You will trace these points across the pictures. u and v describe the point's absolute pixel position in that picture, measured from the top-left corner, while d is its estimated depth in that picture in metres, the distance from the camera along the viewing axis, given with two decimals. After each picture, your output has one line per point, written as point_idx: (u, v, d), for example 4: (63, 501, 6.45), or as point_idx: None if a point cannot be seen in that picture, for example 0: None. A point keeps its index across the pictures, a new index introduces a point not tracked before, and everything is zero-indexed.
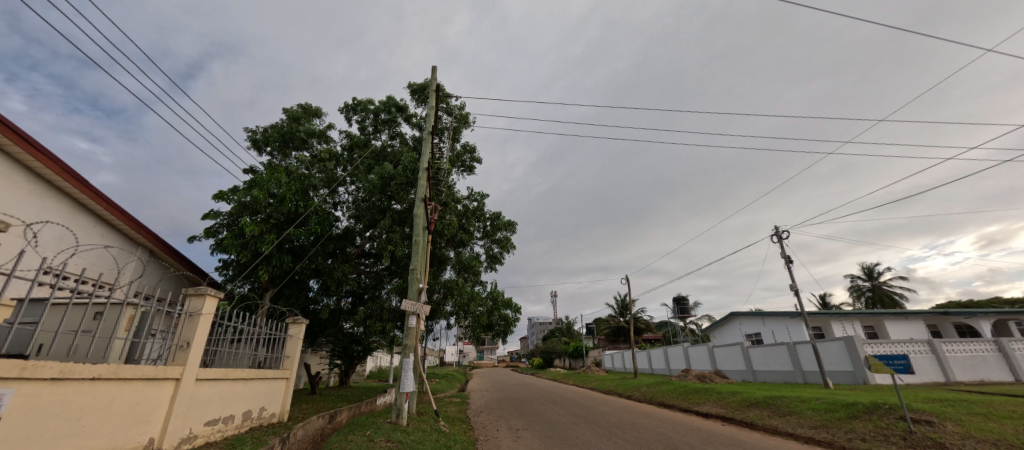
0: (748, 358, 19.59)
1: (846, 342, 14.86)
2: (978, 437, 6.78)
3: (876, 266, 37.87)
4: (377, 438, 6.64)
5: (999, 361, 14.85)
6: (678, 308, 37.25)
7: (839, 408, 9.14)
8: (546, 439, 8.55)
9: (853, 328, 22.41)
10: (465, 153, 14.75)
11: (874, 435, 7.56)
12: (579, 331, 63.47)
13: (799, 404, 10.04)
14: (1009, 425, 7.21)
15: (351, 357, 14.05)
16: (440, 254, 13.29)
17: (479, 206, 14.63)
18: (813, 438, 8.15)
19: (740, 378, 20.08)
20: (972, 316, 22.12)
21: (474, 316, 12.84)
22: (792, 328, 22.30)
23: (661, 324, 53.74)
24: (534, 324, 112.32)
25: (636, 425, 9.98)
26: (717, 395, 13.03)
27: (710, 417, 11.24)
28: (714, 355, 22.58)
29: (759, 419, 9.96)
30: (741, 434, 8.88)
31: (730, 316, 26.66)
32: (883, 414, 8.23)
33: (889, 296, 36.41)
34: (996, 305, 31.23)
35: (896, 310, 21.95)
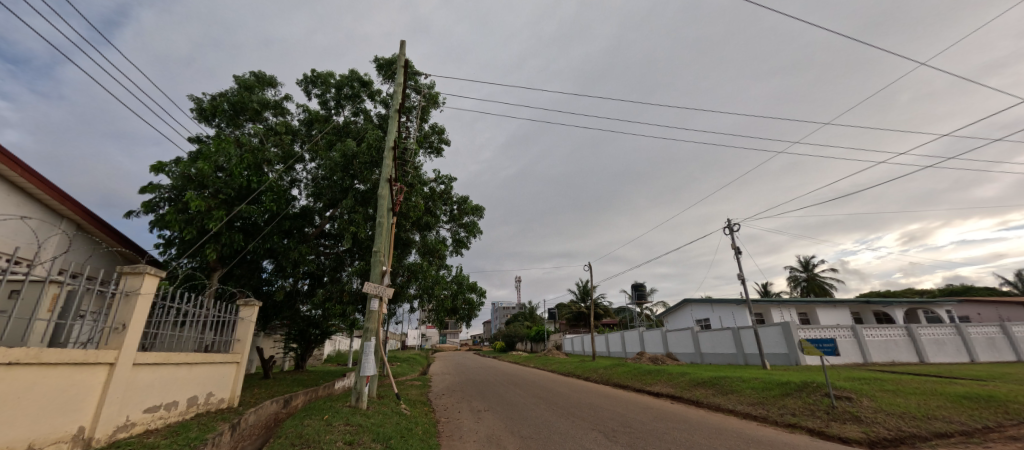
0: (696, 342, 20.91)
1: (783, 327, 16.10)
2: (888, 410, 7.61)
3: (812, 258, 41.18)
4: (335, 422, 6.47)
5: (909, 345, 16.64)
6: (637, 293, 38.79)
7: (774, 386, 9.90)
8: (507, 419, 8.69)
9: (790, 314, 24.35)
10: (433, 133, 14.40)
11: (803, 410, 8.28)
12: (541, 316, 65.03)
13: (740, 383, 10.79)
14: (913, 399, 8.14)
15: (308, 341, 13.57)
16: (404, 237, 12.98)
17: (446, 189, 14.43)
18: (750, 414, 8.86)
19: (689, 360, 21.36)
20: (888, 305, 24.73)
21: (438, 299, 12.74)
22: (737, 314, 23.93)
23: (620, 310, 56.06)
24: (496, 308, 114.57)
25: (593, 404, 10.37)
26: (667, 376, 13.75)
27: (661, 397, 11.88)
28: (666, 339, 23.88)
29: (703, 397, 10.65)
30: (688, 411, 9.49)
31: (682, 303, 28.16)
32: (811, 391, 9.01)
33: (821, 286, 39.68)
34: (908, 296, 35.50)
35: (828, 298, 23.93)
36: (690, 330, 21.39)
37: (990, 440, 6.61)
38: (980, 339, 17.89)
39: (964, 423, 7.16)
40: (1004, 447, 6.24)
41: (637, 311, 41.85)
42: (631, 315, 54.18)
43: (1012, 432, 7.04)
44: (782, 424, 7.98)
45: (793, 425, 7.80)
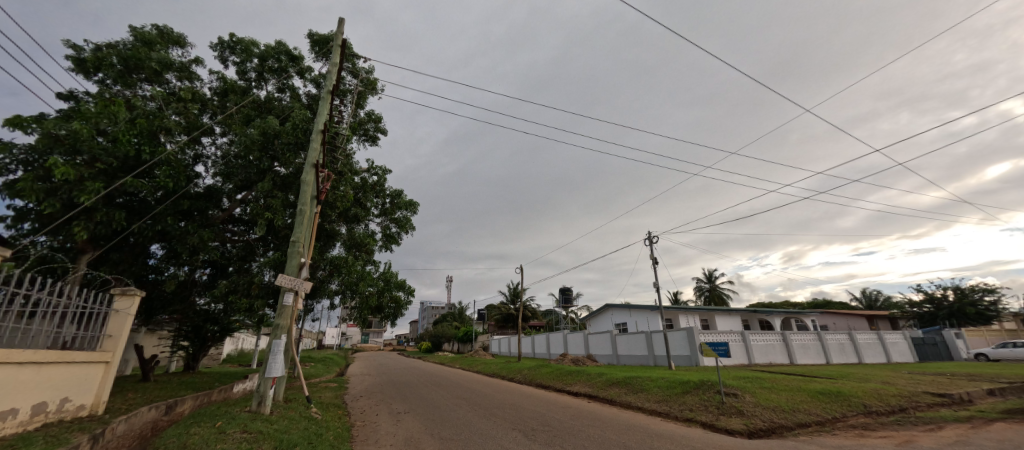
0: (613, 344, 22.21)
1: (687, 332, 17.75)
2: (766, 404, 8.72)
3: (715, 271, 46.07)
4: (230, 429, 5.75)
5: (784, 349, 19.31)
6: (564, 297, 40.26)
7: (677, 385, 10.83)
8: (427, 421, 8.44)
9: (694, 320, 26.97)
10: (369, 121, 13.62)
11: (699, 406, 9.15)
12: (470, 316, 64.74)
13: (649, 382, 11.66)
14: (784, 395, 9.43)
15: (203, 338, 12.00)
16: (328, 228, 12.08)
17: (379, 181, 13.71)
18: (655, 410, 9.60)
19: (607, 361, 22.63)
20: (770, 314, 28.53)
21: (362, 296, 12.01)
22: (651, 319, 25.90)
23: (547, 312, 57.88)
24: (425, 308, 111.77)
25: (515, 404, 10.48)
26: (586, 376, 14.41)
27: (580, 396, 12.41)
28: (587, 341, 25.04)
29: (617, 396, 11.31)
30: (603, 410, 10.00)
31: (604, 308, 29.81)
32: (706, 389, 9.99)
33: (721, 296, 44.57)
34: (786, 307, 41.33)
35: (726, 306, 26.88)
36: (609, 333, 22.65)
37: (837, 428, 7.86)
38: (835, 344, 21.37)
39: (819, 415, 8.44)
40: (847, 434, 7.46)
41: (562, 314, 43.45)
42: (557, 318, 56.15)
43: (853, 421, 8.46)
44: (681, 418, 8.75)
45: (690, 419, 8.59)
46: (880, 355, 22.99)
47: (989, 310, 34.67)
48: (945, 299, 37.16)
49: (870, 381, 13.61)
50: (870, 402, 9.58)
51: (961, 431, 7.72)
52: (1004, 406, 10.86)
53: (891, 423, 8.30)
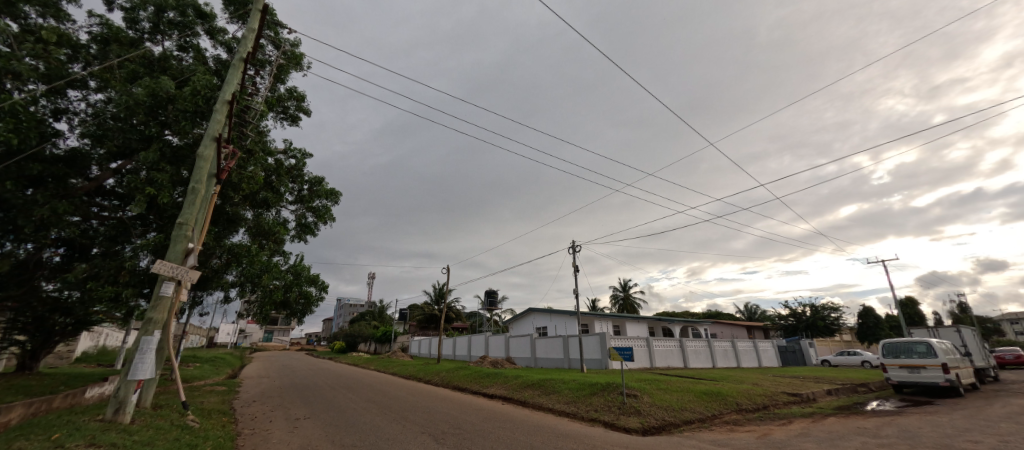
0: (532, 347, 22.82)
1: (600, 337, 18.87)
2: (660, 404, 9.57)
3: (629, 281, 49.73)
4: (71, 444, 4.75)
5: (680, 354, 21.45)
6: (489, 300, 40.40)
7: (586, 387, 11.42)
8: (329, 427, 7.84)
9: (607, 326, 28.78)
10: (289, 99, 12.44)
11: (603, 406, 9.77)
12: (391, 316, 62.09)
13: (561, 384, 12.14)
14: (675, 396, 10.45)
15: (49, 332, 9.92)
16: (230, 211, 10.77)
17: (297, 165, 12.56)
18: (564, 411, 10.04)
19: (525, 363, 23.18)
20: (672, 322, 31.53)
21: (265, 290, 10.84)
22: (568, 324, 27.07)
23: (471, 314, 57.69)
24: (340, 305, 104.71)
25: (427, 407, 10.22)
26: (503, 378, 14.57)
27: (494, 398, 12.53)
28: (507, 344, 25.41)
29: (530, 398, 11.61)
30: (514, 411, 10.19)
31: (526, 312, 30.52)
32: (611, 391, 10.68)
33: (632, 304, 48.23)
34: (685, 316, 46.01)
35: (636, 314, 29.10)
36: (529, 336, 23.23)
37: (715, 424, 8.94)
38: (721, 351, 24.29)
39: (702, 412, 9.52)
40: (721, 429, 8.51)
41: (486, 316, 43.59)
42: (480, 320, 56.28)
43: (728, 417, 9.68)
44: (586, 418, 9.28)
45: (594, 419, 9.14)
46: (754, 360, 26.65)
47: (835, 324, 42.16)
48: (805, 313, 44.33)
49: (744, 382, 15.71)
50: (742, 401, 11.05)
51: (804, 424, 9.25)
52: (837, 403, 13.25)
53: (756, 419, 9.65)
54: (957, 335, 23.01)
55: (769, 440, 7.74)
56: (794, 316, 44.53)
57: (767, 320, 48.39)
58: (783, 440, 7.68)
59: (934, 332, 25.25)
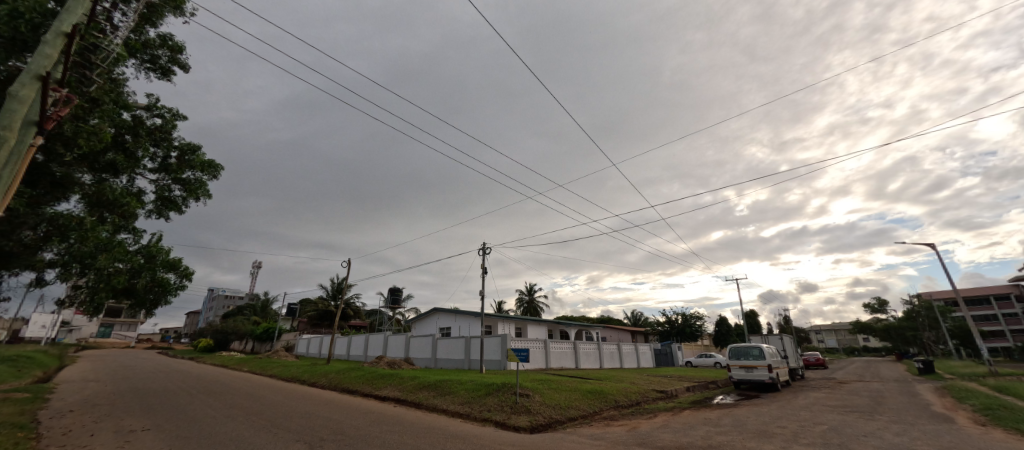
0: (433, 348, 22.12)
1: (502, 339, 19.06)
2: (549, 403, 9.92)
3: (534, 285, 51.55)
4: None
5: (572, 355, 22.74)
6: (392, 297, 38.29)
7: (481, 387, 11.29)
8: (173, 441, 6.44)
9: (509, 327, 29.28)
10: (161, 47, 10.17)
11: (496, 406, 9.73)
12: (276, 311, 55.37)
13: (457, 385, 11.83)
14: (563, 394, 10.98)
15: None
16: (57, 172, 8.40)
17: (164, 127, 10.32)
18: (458, 412, 9.78)
19: (425, 364, 22.37)
20: (569, 325, 33.44)
21: (100, 275, 8.58)
22: (472, 325, 26.82)
23: (371, 312, 54.24)
24: (213, 296, 90.39)
25: (310, 413, 9.06)
26: (399, 379, 13.74)
27: (387, 401, 11.77)
28: (408, 344, 24.28)
29: (425, 399, 11.11)
30: (405, 413, 9.64)
31: (431, 311, 29.63)
32: (505, 390, 10.69)
33: (535, 307, 50.07)
34: (582, 321, 49.27)
35: (537, 317, 30.15)
36: (431, 337, 22.48)
37: (595, 420, 9.56)
38: (608, 352, 26.40)
39: (585, 409, 10.10)
40: (599, 424, 9.12)
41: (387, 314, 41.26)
42: (380, 318, 53.30)
43: (607, 413, 10.43)
44: (478, 418, 9.17)
45: (485, 419, 9.06)
46: (635, 361, 29.52)
47: (699, 331, 48.78)
48: (677, 320, 50.78)
49: (624, 381, 17.22)
50: (620, 398, 12.03)
51: (666, 417, 10.41)
52: (694, 398, 15.26)
53: (630, 413, 10.58)
54: (781, 341, 28.32)
55: (637, 432, 8.50)
56: (669, 322, 50.66)
57: (648, 325, 54.28)
58: (648, 432, 8.50)
59: (767, 338, 30.75)
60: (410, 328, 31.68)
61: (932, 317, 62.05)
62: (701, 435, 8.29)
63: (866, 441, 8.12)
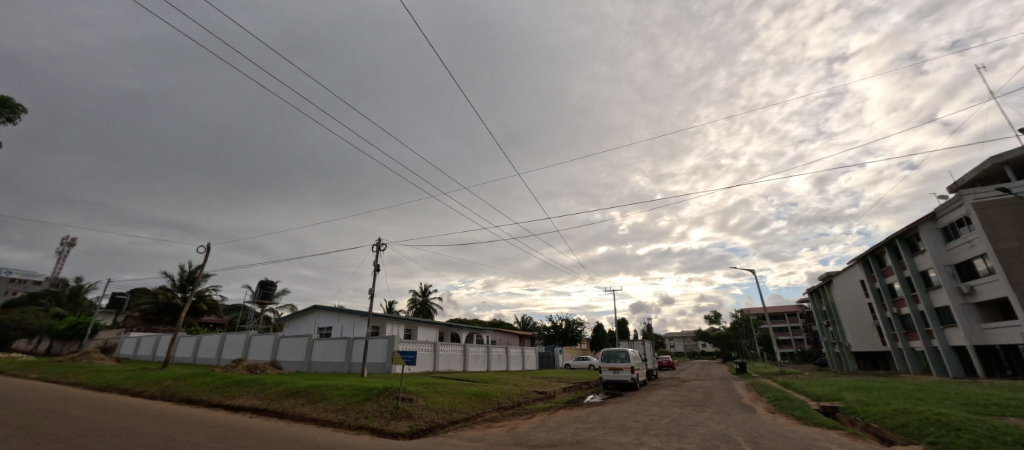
0: (309, 349, 20.12)
1: (388, 341, 18.50)
2: (431, 407, 9.99)
3: (429, 286, 50.60)
4: None
5: (461, 358, 23.25)
6: (262, 292, 33.48)
7: (359, 392, 10.80)
8: None
9: (399, 329, 28.22)
10: None
11: (374, 412, 9.41)
12: (95, 302, 44.48)
13: (332, 391, 11.14)
14: (446, 398, 11.15)
15: None
16: None
17: None
18: (330, 420, 9.23)
19: (296, 368, 20.17)
20: (460, 328, 33.73)
21: None
22: (357, 326, 24.99)
23: (233, 307, 47.05)
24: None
25: (132, 429, 7.71)
26: (259, 386, 12.52)
27: (240, 412, 10.64)
28: (277, 345, 21.77)
29: (290, 408, 10.28)
30: (264, 425, 8.78)
31: (311, 309, 27.19)
32: (385, 395, 10.38)
33: (428, 309, 49.19)
34: (474, 324, 49.96)
35: (429, 319, 29.75)
36: (306, 337, 20.49)
37: (476, 423, 9.95)
38: (495, 355, 27.49)
39: (467, 412, 10.50)
40: (480, 426, 9.49)
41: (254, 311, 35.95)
42: (244, 315, 46.68)
43: (486, 415, 10.98)
44: (353, 426, 8.77)
45: (361, 426, 8.69)
46: (520, 364, 31.09)
47: (579, 335, 54.10)
48: (561, 326, 55.22)
49: (507, 383, 18.15)
50: (502, 400, 12.85)
51: (542, 416, 11.32)
52: (568, 397, 16.79)
53: (509, 415, 11.33)
54: (642, 346, 32.83)
55: (515, 432, 8.93)
56: (553, 327, 54.75)
57: (534, 330, 57.55)
58: (524, 431, 8.99)
59: (632, 343, 35.20)
60: (283, 326, 28.41)
61: (748, 328, 78.51)
62: (570, 431, 9.09)
63: (697, 429, 9.82)
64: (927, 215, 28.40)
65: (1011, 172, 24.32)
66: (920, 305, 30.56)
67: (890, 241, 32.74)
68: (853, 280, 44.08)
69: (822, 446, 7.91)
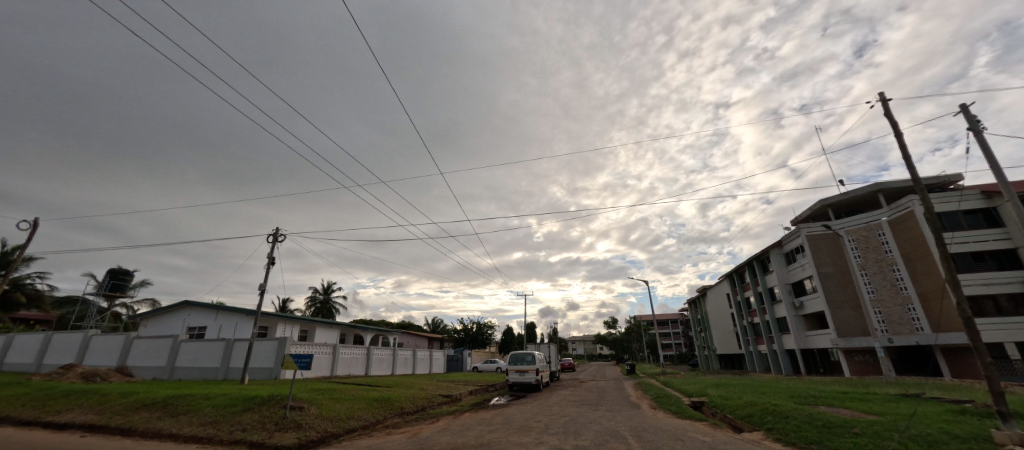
0: (172, 353, 18.05)
1: (278, 343, 17.54)
2: (323, 416, 10.08)
3: (333, 284, 47.59)
4: None
5: (363, 361, 22.89)
6: (111, 283, 27.69)
7: (238, 402, 10.43)
8: None
9: (291, 329, 26.41)
10: None
11: (254, 424, 9.19)
12: None
13: (201, 401, 10.54)
14: (337, 404, 11.24)
15: None
16: None
17: None
18: (196, 436, 8.79)
19: (151, 376, 18.06)
20: (364, 330, 32.63)
21: None
22: (240, 326, 22.67)
23: (70, 300, 38.85)
24: None
25: None
26: (94, 398, 11.41)
27: (68, 430, 9.59)
28: (128, 348, 19.20)
29: (142, 423, 9.55)
30: (101, 445, 8.19)
31: (180, 305, 24.28)
32: (270, 404, 10.23)
33: (330, 309, 46.29)
34: (381, 325, 48.35)
35: (329, 320, 28.34)
36: (171, 339, 18.37)
37: (376, 430, 10.29)
38: (402, 359, 27.36)
39: (366, 420, 10.77)
40: (380, 434, 9.89)
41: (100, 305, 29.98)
42: (85, 309, 38.97)
43: (389, 421, 11.43)
44: (228, 441, 8.50)
45: (238, 441, 8.46)
46: (427, 367, 31.22)
47: (489, 338, 55.57)
48: (472, 328, 56.15)
49: (412, 387, 18.45)
50: (405, 405, 13.29)
51: (446, 420, 12.05)
52: (473, 400, 17.65)
53: (413, 419, 11.93)
54: (548, 349, 35.34)
55: (417, 438, 9.49)
56: (464, 330, 55.50)
57: (445, 332, 57.60)
58: (426, 436, 9.62)
59: (539, 346, 37.50)
60: (137, 326, 25.12)
61: (638, 333, 87.97)
62: (473, 434, 9.97)
63: (590, 426, 11.46)
64: (775, 242, 35.34)
65: (832, 213, 31.62)
66: (766, 316, 37.66)
67: (749, 262, 39.85)
68: (721, 293, 52.17)
69: (687, 435, 10.00)
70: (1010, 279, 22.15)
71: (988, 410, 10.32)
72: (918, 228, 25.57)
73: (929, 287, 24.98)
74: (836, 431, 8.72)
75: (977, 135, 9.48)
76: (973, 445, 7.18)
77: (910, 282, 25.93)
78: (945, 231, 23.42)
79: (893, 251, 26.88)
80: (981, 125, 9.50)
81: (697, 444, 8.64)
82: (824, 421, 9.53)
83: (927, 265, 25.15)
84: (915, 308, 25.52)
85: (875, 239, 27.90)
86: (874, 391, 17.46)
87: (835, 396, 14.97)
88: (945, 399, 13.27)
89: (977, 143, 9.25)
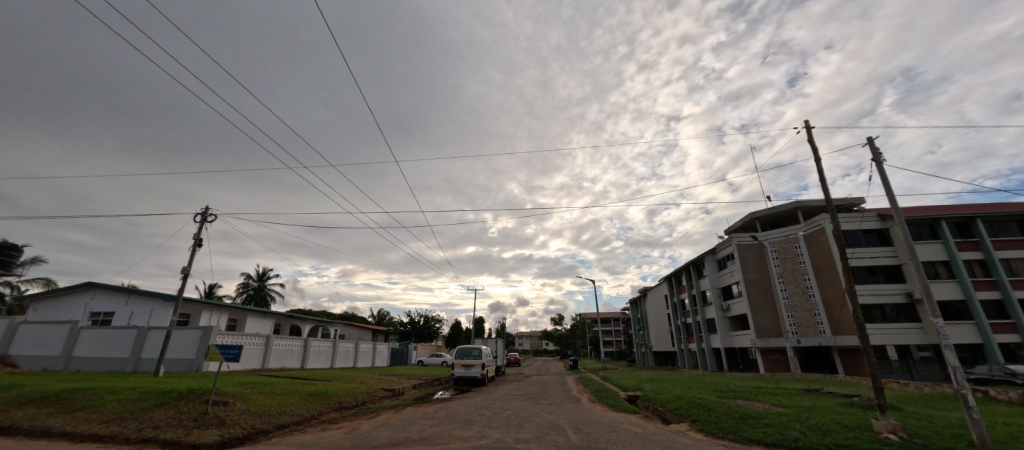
0: (70, 341, 16.07)
1: (202, 333, 16.22)
2: (250, 411, 9.51)
3: (268, 271, 44.46)
4: None
5: (299, 354, 21.77)
6: None
7: (150, 396, 9.55)
8: None
9: (218, 318, 24.47)
10: None
11: (168, 421, 8.48)
12: None
13: (104, 396, 9.53)
14: (267, 399, 10.66)
15: None
16: None
17: None
18: (95, 434, 7.95)
19: (41, 366, 15.94)
20: (302, 321, 30.89)
21: None
22: (156, 313, 20.63)
23: None
24: None
25: None
26: None
27: None
28: (14, 333, 16.83)
29: (28, 421, 8.45)
30: None
31: (82, 286, 21.59)
32: (190, 399, 9.49)
33: (264, 297, 43.29)
34: (321, 316, 46.10)
35: (262, 309, 26.57)
36: (70, 325, 16.35)
37: (309, 425, 9.89)
38: (341, 352, 26.31)
39: (299, 414, 10.33)
40: (314, 429, 9.51)
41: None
42: None
43: (324, 416, 10.99)
44: (134, 441, 7.76)
45: (147, 440, 7.75)
46: (369, 361, 30.24)
47: (435, 331, 54.81)
48: (418, 322, 55.14)
49: (352, 381, 17.83)
50: (344, 399, 12.91)
51: (386, 415, 11.81)
52: (416, 394, 17.44)
53: (350, 414, 11.62)
54: (495, 344, 35.69)
55: (354, 433, 9.26)
56: (411, 323, 54.40)
57: (390, 325, 55.98)
58: (364, 432, 9.39)
59: (486, 342, 37.68)
60: (24, 309, 22.02)
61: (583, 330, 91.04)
62: (415, 428, 9.91)
63: (532, 420, 11.79)
64: (710, 249, 38.08)
65: (759, 225, 34.60)
66: (698, 316, 40.57)
67: (686, 266, 42.58)
68: (660, 294, 55.34)
69: (619, 427, 10.67)
70: (895, 290, 25.70)
71: (870, 403, 11.99)
72: (827, 242, 28.85)
73: (832, 295, 28.35)
74: (749, 421, 9.71)
75: (878, 165, 10.83)
76: (857, 433, 8.30)
77: (818, 290, 29.24)
78: (849, 247, 26.62)
79: (806, 262, 30.20)
80: (882, 156, 10.85)
81: (626, 436, 9.23)
82: (741, 413, 10.55)
83: (832, 275, 28.54)
84: (820, 313, 28.88)
85: (793, 250, 31.11)
86: (781, 386, 19.53)
87: (750, 391, 16.55)
88: (838, 394, 15.14)
89: (878, 172, 10.58)
